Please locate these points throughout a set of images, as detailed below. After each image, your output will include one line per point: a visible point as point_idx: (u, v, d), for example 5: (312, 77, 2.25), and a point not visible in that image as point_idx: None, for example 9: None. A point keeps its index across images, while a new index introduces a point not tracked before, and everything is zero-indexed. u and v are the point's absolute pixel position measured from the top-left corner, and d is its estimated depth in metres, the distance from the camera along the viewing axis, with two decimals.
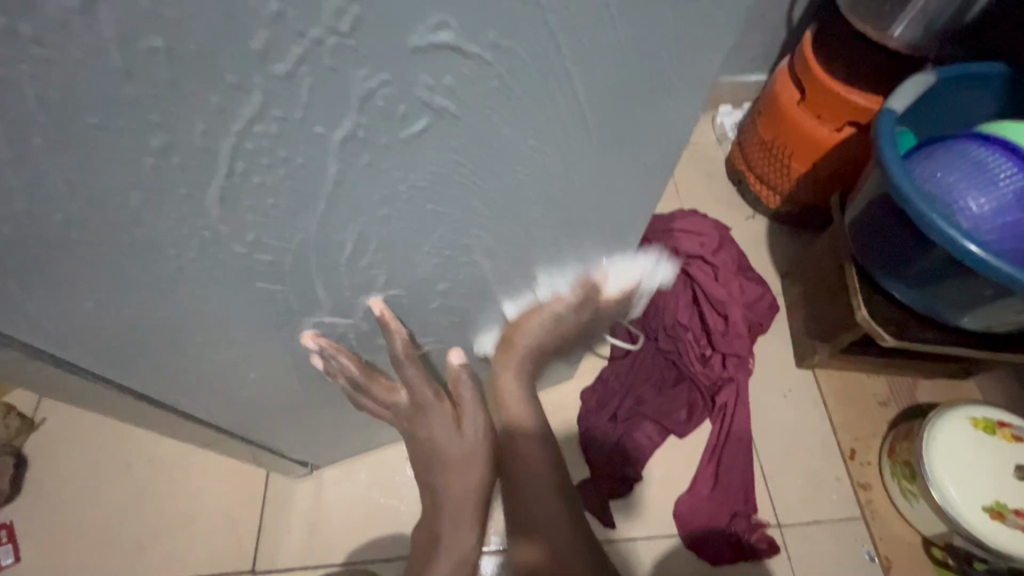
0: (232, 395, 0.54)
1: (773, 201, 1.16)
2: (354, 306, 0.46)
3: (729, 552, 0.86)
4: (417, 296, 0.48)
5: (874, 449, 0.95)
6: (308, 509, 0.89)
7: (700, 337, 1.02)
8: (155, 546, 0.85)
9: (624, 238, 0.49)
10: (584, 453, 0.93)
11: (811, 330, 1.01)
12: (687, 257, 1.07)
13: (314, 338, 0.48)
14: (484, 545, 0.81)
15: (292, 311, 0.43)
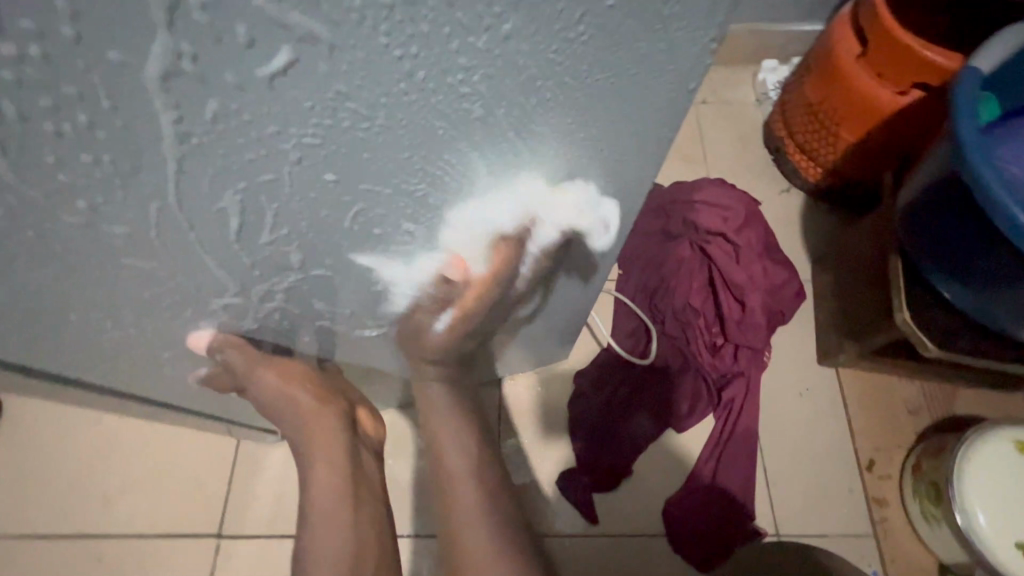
0: (154, 371, 0.48)
1: (813, 173, 1.02)
2: (270, 286, 0.38)
3: (718, 559, 0.80)
4: (348, 277, 0.40)
5: (896, 461, 0.86)
6: (278, 476, 0.86)
7: (711, 324, 0.92)
8: (123, 500, 0.84)
9: (606, 222, 0.40)
10: (571, 441, 0.87)
11: (840, 325, 0.89)
12: (706, 234, 0.95)
13: (225, 316, 0.40)
14: None
15: (189, 290, 0.36)
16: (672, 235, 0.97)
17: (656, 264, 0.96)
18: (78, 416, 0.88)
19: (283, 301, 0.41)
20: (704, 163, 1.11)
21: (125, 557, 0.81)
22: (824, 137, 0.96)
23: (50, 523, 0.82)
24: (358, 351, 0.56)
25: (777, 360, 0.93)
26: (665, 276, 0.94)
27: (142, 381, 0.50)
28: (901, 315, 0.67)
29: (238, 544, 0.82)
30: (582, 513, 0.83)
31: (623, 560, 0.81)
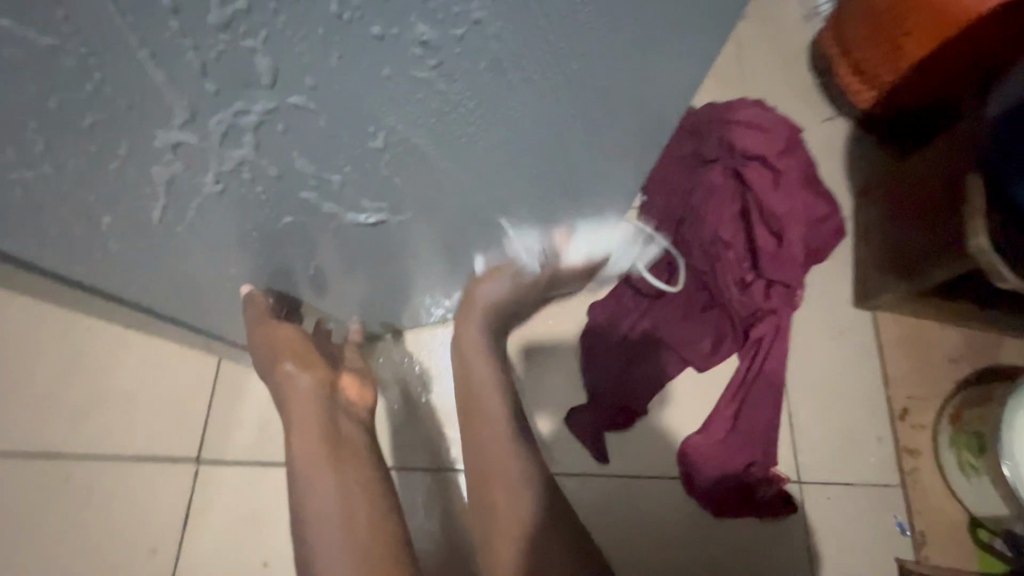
0: (94, 252, 0.39)
1: (864, 97, 0.91)
2: (232, 117, 0.28)
3: (738, 504, 0.75)
4: (339, 114, 0.30)
5: (931, 410, 0.80)
6: (263, 402, 0.78)
7: (743, 257, 0.83)
8: (89, 422, 0.76)
9: None
10: (583, 377, 0.80)
11: (885, 262, 0.81)
12: (744, 158, 0.84)
13: (175, 165, 0.31)
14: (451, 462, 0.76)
15: (115, 110, 0.26)
16: (705, 159, 0.86)
17: (685, 190, 0.85)
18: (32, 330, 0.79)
19: (255, 151, 0.32)
20: (742, 83, 0.99)
21: (94, 481, 0.74)
22: (883, 53, 0.83)
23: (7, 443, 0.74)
24: (343, 243, 0.47)
25: (809, 299, 0.85)
26: (694, 203, 0.84)
27: (80, 267, 0.40)
28: (977, 242, 0.61)
29: (219, 470, 0.76)
30: (592, 451, 0.77)
31: (635, 503, 0.76)
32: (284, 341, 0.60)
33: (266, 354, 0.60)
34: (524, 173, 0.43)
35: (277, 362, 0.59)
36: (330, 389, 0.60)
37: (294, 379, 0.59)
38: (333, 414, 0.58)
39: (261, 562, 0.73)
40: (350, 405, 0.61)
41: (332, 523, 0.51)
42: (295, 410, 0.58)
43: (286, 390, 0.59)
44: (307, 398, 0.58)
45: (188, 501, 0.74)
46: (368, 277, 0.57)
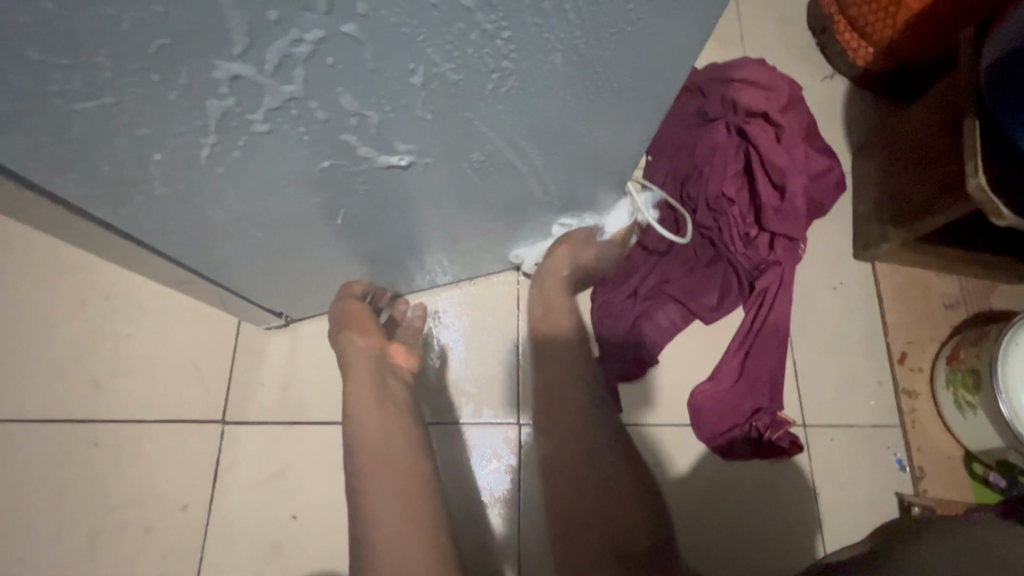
0: (136, 195, 0.40)
1: (863, 54, 0.92)
2: (288, 46, 0.30)
3: (745, 447, 0.78)
4: (384, 45, 0.32)
5: (928, 354, 0.84)
6: (283, 364, 0.80)
7: (746, 212, 0.85)
8: (116, 384, 0.79)
9: None
10: (594, 330, 0.83)
11: (883, 212, 0.84)
12: (747, 115, 0.85)
13: (226, 95, 0.32)
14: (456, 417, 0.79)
15: (180, 36, 0.27)
16: (708, 117, 0.87)
17: (688, 149, 0.87)
18: (55, 296, 0.81)
19: (307, 89, 0.33)
20: (742, 42, 1.00)
21: (121, 441, 0.76)
22: (882, 8, 0.84)
23: (36, 406, 0.77)
24: (374, 190, 0.49)
25: (811, 253, 0.88)
26: (698, 161, 0.86)
27: (127, 211, 0.42)
28: (977, 180, 0.64)
29: (243, 430, 0.78)
30: None
31: (648, 449, 0.79)
32: (350, 311, 0.71)
33: (337, 321, 0.71)
34: (548, 115, 0.45)
35: (342, 329, 0.70)
36: (382, 354, 0.69)
37: (354, 342, 0.69)
38: (382, 374, 0.67)
39: (291, 515, 0.75)
40: (397, 366, 0.70)
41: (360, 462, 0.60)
42: (355, 367, 0.67)
43: (349, 353, 0.68)
44: (363, 358, 0.68)
45: (213, 461, 0.76)
46: (393, 230, 0.59)
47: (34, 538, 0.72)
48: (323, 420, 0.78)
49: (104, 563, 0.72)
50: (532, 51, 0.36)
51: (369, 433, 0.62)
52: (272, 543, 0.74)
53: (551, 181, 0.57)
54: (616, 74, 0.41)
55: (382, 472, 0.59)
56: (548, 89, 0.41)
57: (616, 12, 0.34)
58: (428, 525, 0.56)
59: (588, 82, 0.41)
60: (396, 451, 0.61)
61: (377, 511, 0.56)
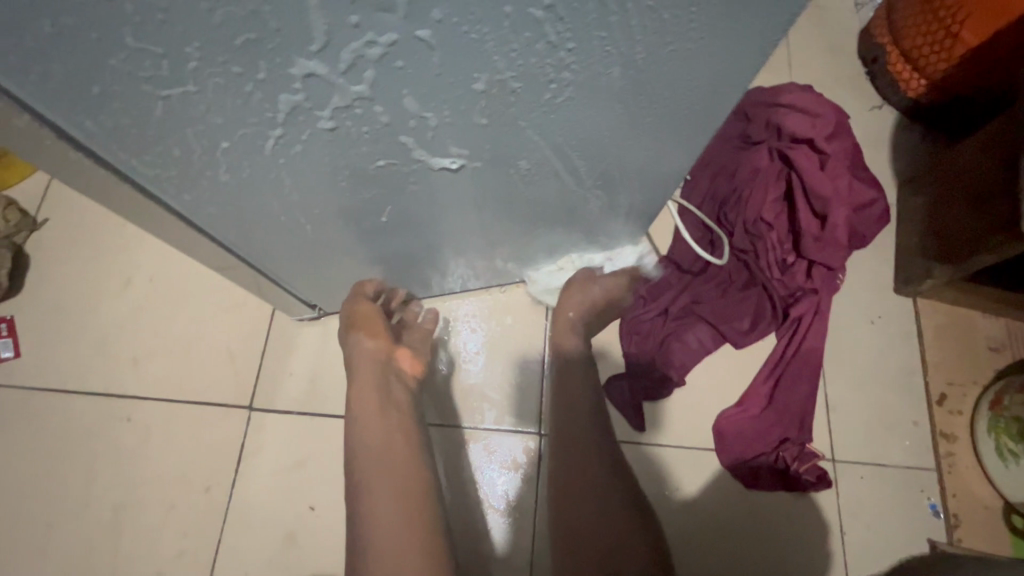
0: (202, 182, 0.42)
1: (914, 86, 0.90)
2: (363, 48, 0.31)
3: (770, 477, 0.76)
4: (452, 50, 0.32)
5: (970, 398, 0.80)
6: (312, 356, 0.82)
7: (785, 239, 0.83)
8: (151, 363, 0.81)
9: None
10: (622, 346, 0.82)
11: (928, 247, 0.81)
12: (791, 141, 0.84)
13: (296, 90, 0.33)
14: (478, 422, 0.79)
15: (263, 32, 0.28)
16: (751, 141, 0.87)
17: (728, 171, 0.86)
18: (104, 275, 0.85)
19: (374, 91, 0.35)
20: (789, 69, 0.99)
21: (151, 419, 0.79)
22: (937, 41, 0.83)
23: (75, 378, 0.80)
24: (421, 190, 0.50)
25: (850, 284, 0.86)
26: (738, 184, 0.85)
27: (189, 197, 0.44)
28: None
29: (270, 417, 0.79)
30: (629, 420, 0.79)
31: (670, 471, 0.78)
32: (360, 312, 0.70)
33: (346, 320, 0.71)
34: (597, 129, 0.45)
35: (353, 328, 0.69)
36: (387, 358, 0.68)
37: (362, 343, 0.68)
38: (388, 377, 0.67)
39: (308, 507, 0.75)
40: (402, 371, 0.70)
41: (371, 459, 0.60)
42: (357, 372, 0.67)
43: (354, 353, 0.68)
44: (367, 361, 0.67)
45: (238, 446, 0.78)
46: (432, 231, 0.60)
47: (62, 505, 0.75)
48: (346, 415, 0.79)
49: (126, 537, 0.74)
50: (591, 67, 0.37)
51: (368, 436, 0.62)
52: (288, 531, 0.74)
53: (630, 178, 0.56)
54: (670, 93, 0.42)
55: (383, 474, 0.60)
56: (605, 101, 0.41)
57: (678, 32, 0.35)
58: (423, 526, 0.57)
59: (642, 98, 0.42)
60: (397, 449, 0.62)
61: (372, 514, 0.57)
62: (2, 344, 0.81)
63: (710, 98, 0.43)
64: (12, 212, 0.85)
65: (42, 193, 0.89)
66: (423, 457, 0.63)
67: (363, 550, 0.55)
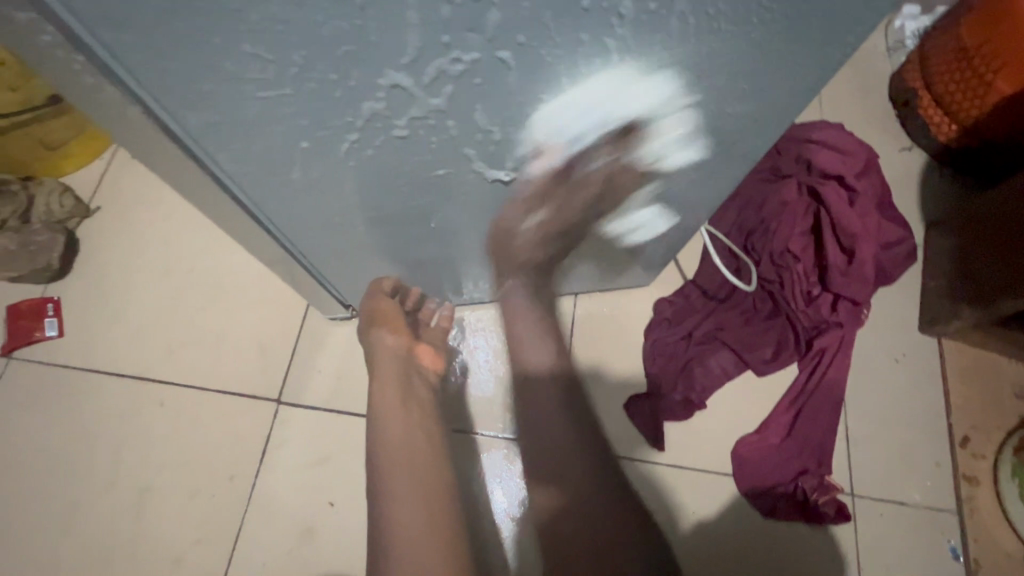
0: (273, 178, 0.45)
1: (945, 131, 0.92)
2: (448, 64, 0.34)
3: (788, 507, 0.76)
4: (527, 70, 0.35)
5: (994, 442, 0.80)
6: (341, 354, 0.84)
7: (811, 271, 0.84)
8: (186, 351, 0.84)
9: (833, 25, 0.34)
10: (645, 366, 0.83)
11: (956, 289, 0.82)
12: (821, 176, 0.86)
13: (379, 99, 0.36)
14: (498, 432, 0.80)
15: (363, 44, 0.31)
16: (781, 174, 0.88)
17: (757, 202, 0.88)
18: (147, 264, 0.89)
19: (450, 104, 0.38)
20: (821, 106, 1.02)
21: (182, 405, 0.81)
22: (969, 88, 0.85)
23: (114, 361, 0.83)
24: (468, 199, 0.52)
25: (874, 320, 0.86)
26: (766, 216, 0.87)
27: (259, 192, 0.47)
28: None
29: (297, 411, 0.81)
30: (650, 440, 0.80)
31: (686, 493, 0.78)
32: (381, 310, 0.71)
33: (365, 319, 0.71)
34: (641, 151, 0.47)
35: (372, 327, 0.70)
36: (408, 353, 0.69)
37: (384, 340, 0.69)
38: (409, 373, 0.68)
39: (328, 502, 0.77)
40: (424, 368, 0.71)
41: (394, 460, 0.61)
42: (380, 367, 0.68)
43: (375, 347, 0.69)
44: (390, 357, 0.68)
45: (264, 437, 0.79)
46: (473, 240, 0.62)
47: (91, 483, 0.77)
48: (370, 414, 0.81)
49: (151, 519, 0.76)
50: (646, 92, 0.40)
51: (394, 436, 0.63)
52: (308, 526, 0.76)
53: (665, 199, 0.58)
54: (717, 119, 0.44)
55: (404, 475, 0.60)
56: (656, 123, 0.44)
57: (732, 60, 0.38)
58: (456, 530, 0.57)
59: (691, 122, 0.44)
60: (418, 449, 0.63)
61: (396, 514, 0.58)
62: (48, 323, 0.84)
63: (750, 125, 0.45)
64: (68, 199, 0.89)
65: (96, 183, 0.93)
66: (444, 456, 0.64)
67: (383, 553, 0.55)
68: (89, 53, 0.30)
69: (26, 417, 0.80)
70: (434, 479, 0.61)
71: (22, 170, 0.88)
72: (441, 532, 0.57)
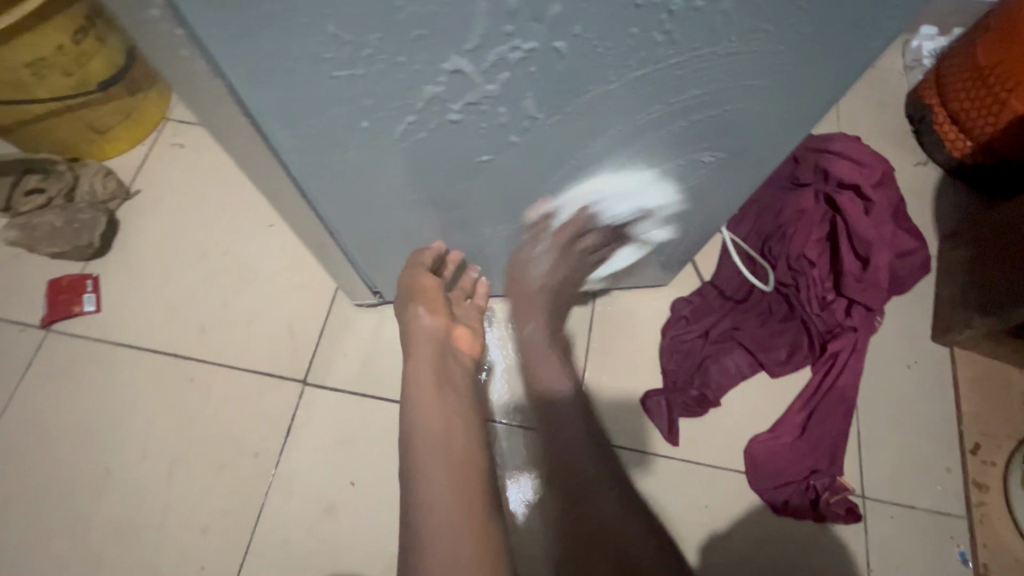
0: (329, 157, 0.48)
1: (960, 146, 0.94)
2: (506, 51, 0.37)
3: (800, 505, 0.78)
4: (579, 60, 0.38)
5: (1004, 449, 0.81)
6: (366, 340, 0.86)
7: (827, 277, 0.86)
8: (218, 331, 0.87)
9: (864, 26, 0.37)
10: (661, 362, 0.86)
11: (969, 299, 0.84)
12: (838, 185, 0.89)
13: (440, 81, 0.39)
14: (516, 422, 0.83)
15: (433, 28, 0.34)
16: (799, 182, 0.91)
17: (775, 208, 0.90)
18: (183, 246, 0.92)
19: (502, 90, 0.40)
20: (838, 119, 1.04)
21: (212, 383, 0.84)
22: (984, 106, 0.87)
23: (148, 337, 0.86)
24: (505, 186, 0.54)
25: (888, 327, 0.88)
26: (783, 221, 0.89)
27: (313, 171, 0.50)
28: None
29: (321, 392, 0.83)
30: (664, 435, 0.82)
31: (699, 488, 0.80)
32: (420, 284, 0.69)
33: (403, 292, 0.70)
34: (672, 144, 0.50)
35: (410, 302, 0.69)
36: (444, 335, 0.69)
37: (420, 318, 0.68)
38: (444, 354, 0.68)
39: (350, 482, 0.79)
40: (458, 350, 0.71)
41: (427, 443, 0.61)
42: (415, 346, 0.68)
43: (412, 325, 0.68)
44: (425, 336, 0.68)
45: (290, 417, 0.82)
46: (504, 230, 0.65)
47: (122, 454, 0.80)
48: (393, 399, 0.83)
49: (178, 491, 0.78)
50: (685, 86, 0.43)
51: (429, 418, 0.63)
52: (329, 504, 0.78)
53: (691, 196, 0.61)
54: (746, 115, 0.47)
55: (438, 457, 0.60)
56: (691, 118, 0.47)
57: (766, 59, 0.41)
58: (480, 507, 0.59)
59: (723, 118, 0.47)
60: (452, 433, 0.63)
61: (430, 498, 0.58)
62: (86, 298, 0.87)
63: (778, 122, 0.48)
64: (111, 181, 0.93)
65: (136, 168, 0.97)
66: (478, 444, 0.64)
67: (415, 538, 0.56)
68: (189, 29, 0.33)
69: (62, 388, 0.83)
70: (467, 467, 0.61)
71: (71, 152, 0.93)
72: (472, 520, 0.57)
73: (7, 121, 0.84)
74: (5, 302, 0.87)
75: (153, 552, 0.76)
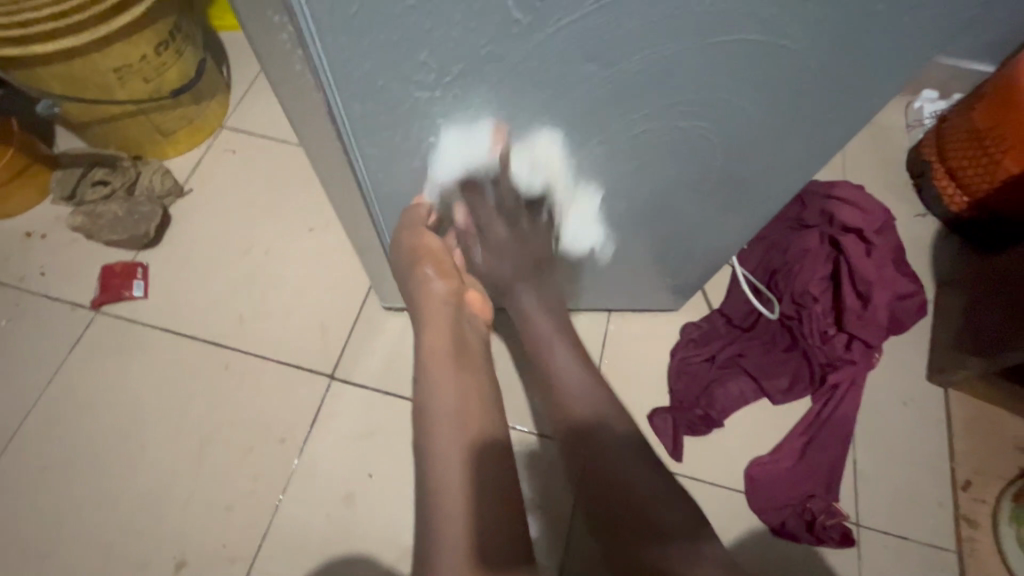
0: (394, 168, 0.54)
1: (957, 201, 1.01)
2: (568, 81, 0.43)
3: (795, 527, 0.81)
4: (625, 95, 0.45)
5: (995, 489, 0.85)
6: (393, 340, 0.92)
7: (829, 313, 0.92)
8: (255, 323, 0.93)
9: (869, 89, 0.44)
10: (669, 382, 0.90)
11: (963, 341, 0.88)
12: (842, 228, 0.95)
13: (505, 106, 0.45)
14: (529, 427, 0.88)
15: (507, 65, 0.41)
16: (806, 223, 0.97)
17: (782, 246, 0.96)
18: (229, 243, 0.99)
19: (570, 111, 0.46)
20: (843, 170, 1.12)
21: (246, 370, 0.89)
22: (980, 165, 0.94)
23: (190, 325, 0.92)
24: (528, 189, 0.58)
25: (886, 364, 0.93)
26: (790, 258, 0.95)
27: (377, 178, 0.56)
28: None
29: (347, 387, 0.88)
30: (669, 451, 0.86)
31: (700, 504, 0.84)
32: (427, 243, 0.61)
33: (408, 251, 0.62)
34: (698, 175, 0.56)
35: (416, 264, 0.62)
36: (459, 305, 0.64)
37: (432, 283, 0.62)
38: (461, 324, 0.63)
39: (368, 474, 0.83)
40: (474, 318, 0.66)
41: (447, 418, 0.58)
42: (428, 312, 0.62)
43: (421, 291, 0.63)
44: (439, 303, 0.62)
45: (316, 407, 0.87)
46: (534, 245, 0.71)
47: (157, 430, 0.85)
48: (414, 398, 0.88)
49: (206, 469, 0.82)
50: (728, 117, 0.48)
51: (447, 393, 0.59)
52: (347, 493, 0.82)
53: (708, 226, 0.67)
54: (767, 156, 0.53)
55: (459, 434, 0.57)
56: (717, 154, 0.53)
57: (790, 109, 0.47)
58: None
59: (746, 157, 0.53)
60: (471, 409, 0.59)
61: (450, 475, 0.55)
62: (136, 284, 0.94)
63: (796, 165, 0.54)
64: (168, 180, 1.00)
65: (191, 168, 1.05)
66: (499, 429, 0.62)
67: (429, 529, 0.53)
68: (307, 49, 0.40)
69: (106, 366, 0.88)
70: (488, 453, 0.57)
71: (135, 151, 1.01)
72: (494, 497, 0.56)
73: (85, 119, 0.93)
74: (60, 282, 0.94)
75: (178, 527, 0.79)
